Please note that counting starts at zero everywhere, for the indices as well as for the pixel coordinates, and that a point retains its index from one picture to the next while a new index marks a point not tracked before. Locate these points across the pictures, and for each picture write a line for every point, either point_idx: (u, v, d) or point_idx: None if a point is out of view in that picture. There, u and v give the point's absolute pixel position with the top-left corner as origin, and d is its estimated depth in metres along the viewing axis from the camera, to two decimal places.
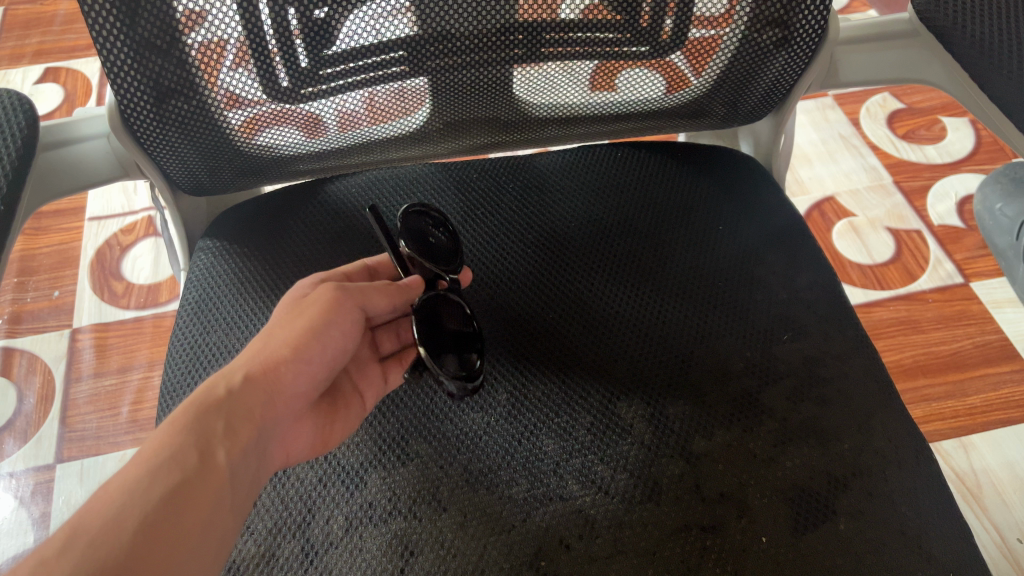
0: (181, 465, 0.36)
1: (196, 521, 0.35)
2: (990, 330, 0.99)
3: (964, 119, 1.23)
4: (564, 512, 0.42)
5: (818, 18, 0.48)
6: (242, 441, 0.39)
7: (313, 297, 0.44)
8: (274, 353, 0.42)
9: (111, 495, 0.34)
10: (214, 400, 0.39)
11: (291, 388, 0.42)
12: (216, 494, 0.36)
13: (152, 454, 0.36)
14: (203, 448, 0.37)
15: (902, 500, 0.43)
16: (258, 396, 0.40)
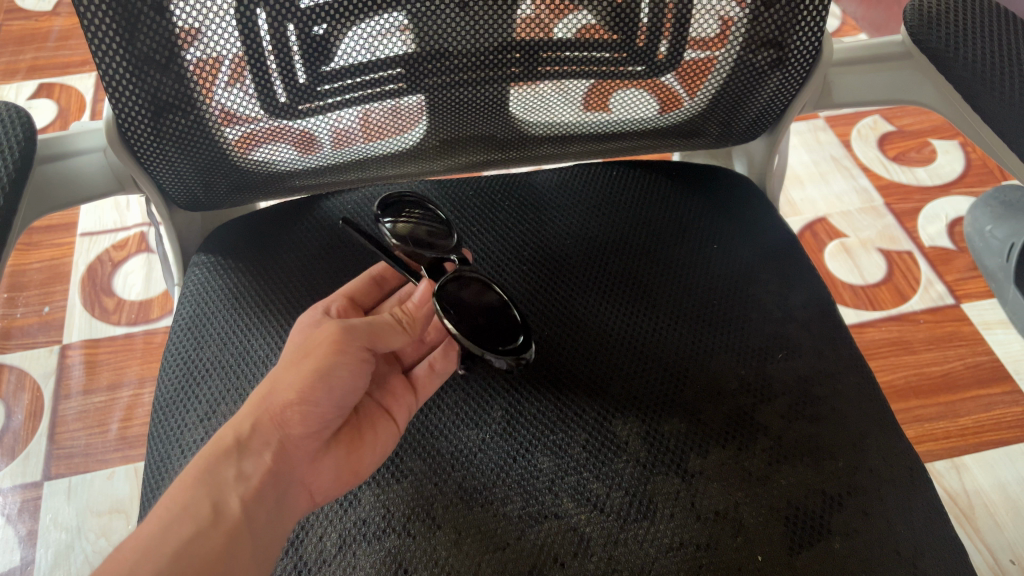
0: (195, 517, 0.39)
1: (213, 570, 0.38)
2: (981, 351, 0.99)
3: (954, 142, 1.24)
4: (559, 530, 0.42)
5: (813, 40, 0.49)
6: (253, 488, 0.41)
7: (317, 338, 0.44)
8: (278, 400, 0.43)
9: (127, 553, 0.37)
10: (224, 449, 0.42)
11: (297, 431, 0.44)
12: (232, 542, 0.39)
13: (167, 511, 0.39)
14: (214, 500, 0.40)
15: (898, 519, 0.43)
16: (266, 443, 0.43)
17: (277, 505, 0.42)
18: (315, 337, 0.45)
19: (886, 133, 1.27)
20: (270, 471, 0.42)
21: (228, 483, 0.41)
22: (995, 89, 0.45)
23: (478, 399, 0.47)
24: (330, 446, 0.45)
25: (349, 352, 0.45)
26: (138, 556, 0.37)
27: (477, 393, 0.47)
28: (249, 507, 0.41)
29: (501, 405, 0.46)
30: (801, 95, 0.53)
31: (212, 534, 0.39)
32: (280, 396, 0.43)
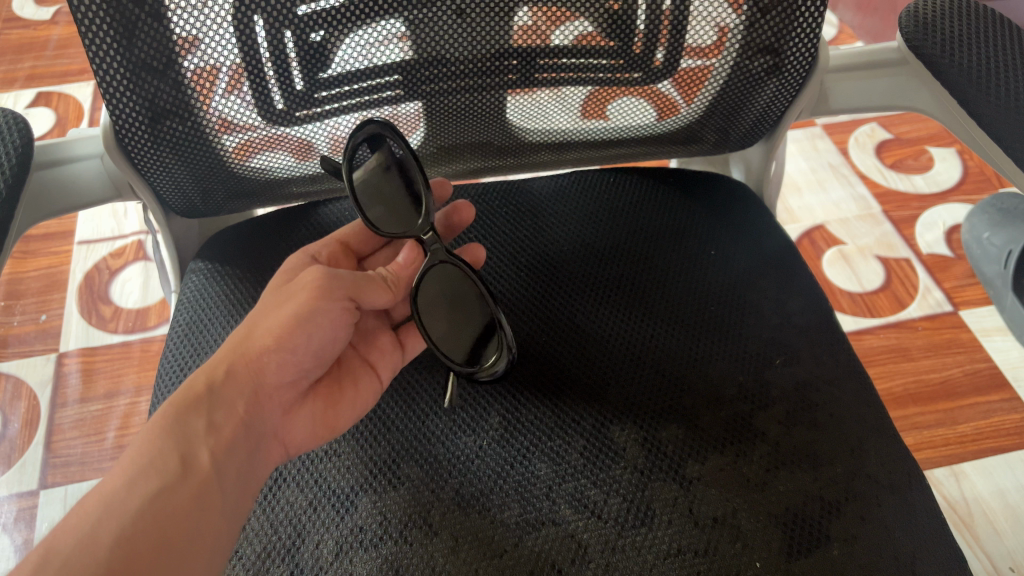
0: (161, 472, 0.39)
1: (179, 527, 0.38)
2: (979, 358, 0.99)
3: (951, 149, 1.25)
4: (556, 537, 0.42)
5: (810, 47, 0.49)
6: (222, 439, 0.42)
7: (297, 285, 0.46)
8: (254, 346, 0.44)
9: (90, 508, 0.36)
10: (195, 396, 0.42)
11: (273, 379, 0.45)
12: (200, 496, 0.39)
13: (134, 464, 0.39)
14: (181, 455, 0.40)
15: (896, 526, 0.43)
16: (239, 391, 0.43)
17: (248, 462, 0.42)
18: (293, 286, 0.46)
19: (883, 141, 1.27)
20: (240, 419, 0.43)
21: (196, 437, 0.41)
22: (990, 95, 0.45)
23: (476, 405, 0.47)
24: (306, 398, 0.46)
25: (329, 302, 0.46)
26: (103, 511, 0.36)
27: (477, 398, 0.47)
28: (218, 459, 0.41)
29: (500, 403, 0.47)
30: (798, 101, 0.53)
31: (179, 485, 0.39)
32: (259, 342, 0.44)
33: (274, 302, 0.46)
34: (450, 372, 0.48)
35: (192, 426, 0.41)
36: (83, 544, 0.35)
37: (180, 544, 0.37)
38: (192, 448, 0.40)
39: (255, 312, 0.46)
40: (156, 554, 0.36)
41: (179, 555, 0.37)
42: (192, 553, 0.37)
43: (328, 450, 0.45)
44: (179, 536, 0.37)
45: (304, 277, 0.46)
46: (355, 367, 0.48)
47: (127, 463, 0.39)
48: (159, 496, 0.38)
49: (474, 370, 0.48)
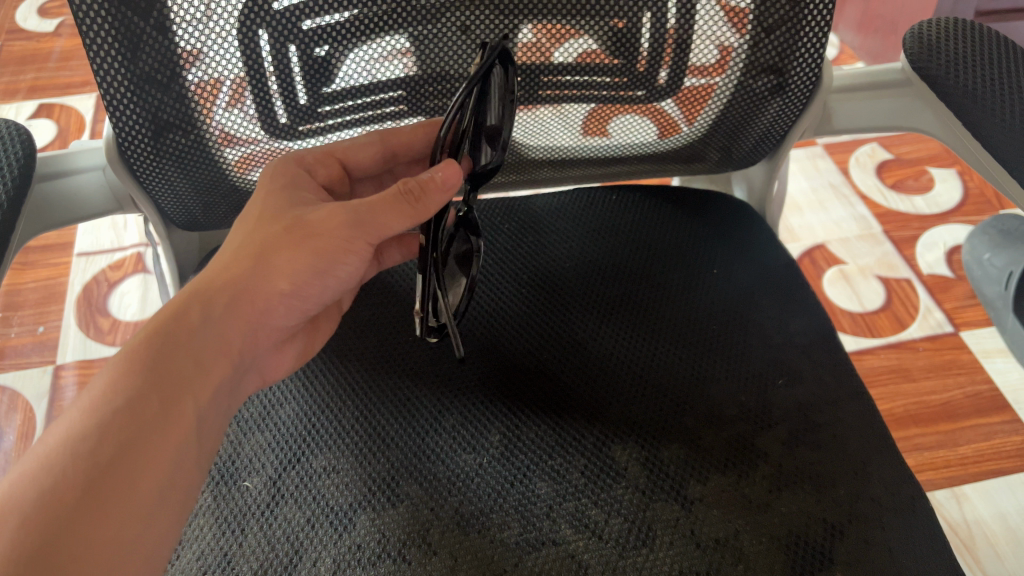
0: (139, 413, 0.36)
1: (152, 476, 0.35)
2: (980, 380, 0.99)
3: (951, 170, 1.25)
4: (557, 557, 0.41)
5: (814, 67, 0.49)
6: (207, 382, 0.40)
7: (317, 222, 0.44)
8: (259, 280, 0.43)
9: (54, 457, 0.34)
10: (184, 330, 0.40)
11: (271, 315, 0.44)
12: (177, 447, 0.37)
13: (106, 405, 0.36)
14: (163, 397, 0.37)
15: (900, 549, 0.42)
16: (236, 326, 0.42)
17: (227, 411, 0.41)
18: (309, 218, 0.44)
19: (884, 161, 1.27)
20: (229, 358, 0.41)
21: (179, 379, 0.38)
22: (994, 117, 0.45)
23: (476, 423, 0.46)
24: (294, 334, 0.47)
25: (346, 257, 0.45)
26: (69, 461, 0.34)
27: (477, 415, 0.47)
28: (200, 406, 0.39)
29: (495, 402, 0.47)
30: (801, 121, 0.53)
31: (157, 431, 0.36)
32: (273, 283, 0.43)
33: (284, 235, 0.43)
34: (451, 389, 0.48)
35: (175, 367, 0.38)
36: (45, 500, 0.32)
37: (154, 500, 0.35)
38: (174, 393, 0.38)
39: (258, 240, 0.44)
40: (127, 510, 0.34)
41: (152, 509, 0.35)
42: (164, 508, 0.36)
43: (327, 467, 0.44)
44: (153, 490, 0.35)
45: (326, 214, 0.44)
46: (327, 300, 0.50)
47: (97, 403, 0.36)
48: (133, 443, 0.35)
49: (476, 387, 0.48)
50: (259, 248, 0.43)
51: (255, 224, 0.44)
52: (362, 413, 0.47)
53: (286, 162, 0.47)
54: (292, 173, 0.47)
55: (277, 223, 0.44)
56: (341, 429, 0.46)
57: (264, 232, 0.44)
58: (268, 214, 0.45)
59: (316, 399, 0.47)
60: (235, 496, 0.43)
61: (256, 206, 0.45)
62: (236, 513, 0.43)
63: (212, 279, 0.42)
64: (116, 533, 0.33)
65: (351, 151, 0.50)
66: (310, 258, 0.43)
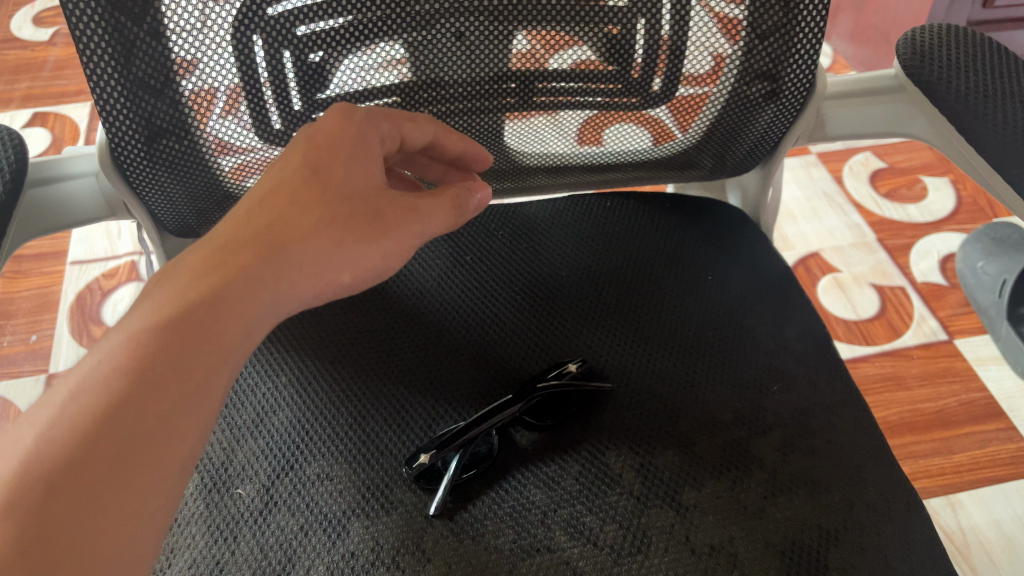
0: (161, 383, 0.32)
1: (174, 457, 0.32)
2: (974, 388, 0.99)
3: (944, 179, 1.26)
4: (551, 563, 0.41)
5: (807, 75, 0.49)
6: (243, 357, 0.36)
7: (389, 227, 0.41)
8: (327, 264, 0.39)
9: (85, 420, 0.30)
10: (224, 290, 0.35)
11: (320, 300, 0.40)
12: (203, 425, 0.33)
13: (142, 368, 0.32)
14: (201, 367, 0.33)
15: (896, 555, 0.42)
16: (288, 299, 0.38)
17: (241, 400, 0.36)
18: (381, 219, 0.41)
19: (878, 170, 1.28)
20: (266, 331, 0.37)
21: (205, 351, 0.34)
22: (986, 123, 0.46)
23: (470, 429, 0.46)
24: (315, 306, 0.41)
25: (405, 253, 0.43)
26: (98, 427, 0.30)
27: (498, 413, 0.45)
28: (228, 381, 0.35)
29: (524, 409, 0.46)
30: (794, 129, 0.53)
31: (189, 404, 0.33)
32: (337, 275, 0.40)
33: (348, 222, 0.40)
34: (444, 396, 0.48)
35: (217, 335, 0.34)
36: (68, 469, 0.29)
37: (158, 492, 0.31)
38: (212, 366, 0.34)
39: (323, 216, 0.40)
40: (145, 491, 0.30)
41: (162, 497, 0.31)
42: (170, 500, 0.31)
43: (320, 474, 0.44)
44: (172, 471, 0.32)
45: (400, 222, 0.42)
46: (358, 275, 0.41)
47: (135, 365, 0.32)
48: (164, 415, 0.32)
49: (470, 395, 0.48)
50: (331, 228, 0.40)
51: (321, 194, 0.40)
52: (356, 420, 0.46)
53: (352, 115, 0.43)
54: (365, 142, 0.43)
55: (345, 203, 0.40)
56: (334, 437, 0.46)
57: (331, 208, 0.40)
58: (332, 184, 0.41)
59: (309, 407, 0.47)
60: (228, 503, 0.43)
61: (329, 171, 0.41)
62: (228, 521, 0.42)
63: (270, 239, 0.38)
64: (125, 518, 0.29)
65: (413, 131, 0.46)
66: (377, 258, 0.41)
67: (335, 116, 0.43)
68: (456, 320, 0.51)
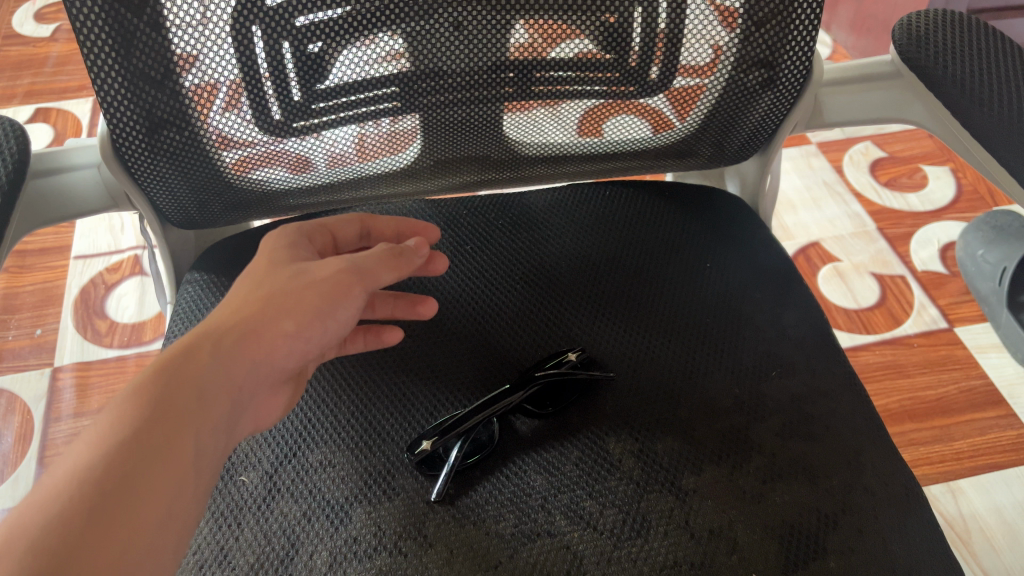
0: (142, 445, 0.32)
1: (154, 512, 0.31)
2: (975, 375, 0.99)
3: (944, 168, 1.26)
4: (552, 548, 0.41)
5: (804, 61, 0.49)
6: (219, 414, 0.35)
7: (315, 274, 0.40)
8: (267, 325, 0.38)
9: (62, 485, 0.30)
10: (197, 364, 0.35)
11: (275, 362, 0.38)
12: (181, 478, 0.32)
13: (109, 436, 0.32)
14: (175, 426, 0.33)
15: (893, 538, 0.43)
16: (251, 363, 0.37)
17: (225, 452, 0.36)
18: (308, 272, 0.40)
19: (878, 159, 1.28)
20: (236, 397, 0.36)
21: (184, 417, 0.34)
22: (982, 107, 0.46)
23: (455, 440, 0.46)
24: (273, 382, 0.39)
25: (350, 293, 0.40)
26: (73, 488, 0.30)
27: (494, 403, 0.46)
28: (202, 439, 0.34)
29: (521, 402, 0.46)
30: (792, 116, 0.53)
31: (164, 460, 0.32)
32: (279, 324, 0.38)
33: (278, 288, 0.39)
34: (446, 385, 0.48)
35: (181, 401, 0.34)
36: (46, 530, 0.28)
37: (144, 543, 0.30)
38: (180, 423, 0.33)
39: (265, 290, 0.39)
40: (124, 543, 0.29)
41: (147, 548, 0.30)
42: (155, 550, 0.31)
43: (322, 461, 0.44)
44: (152, 525, 0.31)
45: (325, 266, 0.40)
46: (309, 327, 0.39)
47: (102, 434, 0.32)
48: (137, 471, 0.31)
49: (471, 383, 0.48)
50: (271, 291, 0.39)
51: (254, 280, 0.40)
52: (358, 407, 0.47)
53: (280, 232, 0.44)
54: (292, 239, 0.44)
55: (273, 277, 0.40)
56: (336, 423, 0.46)
57: (258, 286, 0.40)
58: (263, 272, 0.41)
59: (310, 396, 0.47)
60: (232, 490, 0.44)
61: (259, 267, 0.41)
62: (232, 507, 0.43)
63: (225, 316, 0.38)
64: (106, 571, 0.28)
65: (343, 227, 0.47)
66: (314, 298, 0.39)
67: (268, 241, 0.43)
68: (456, 310, 0.52)
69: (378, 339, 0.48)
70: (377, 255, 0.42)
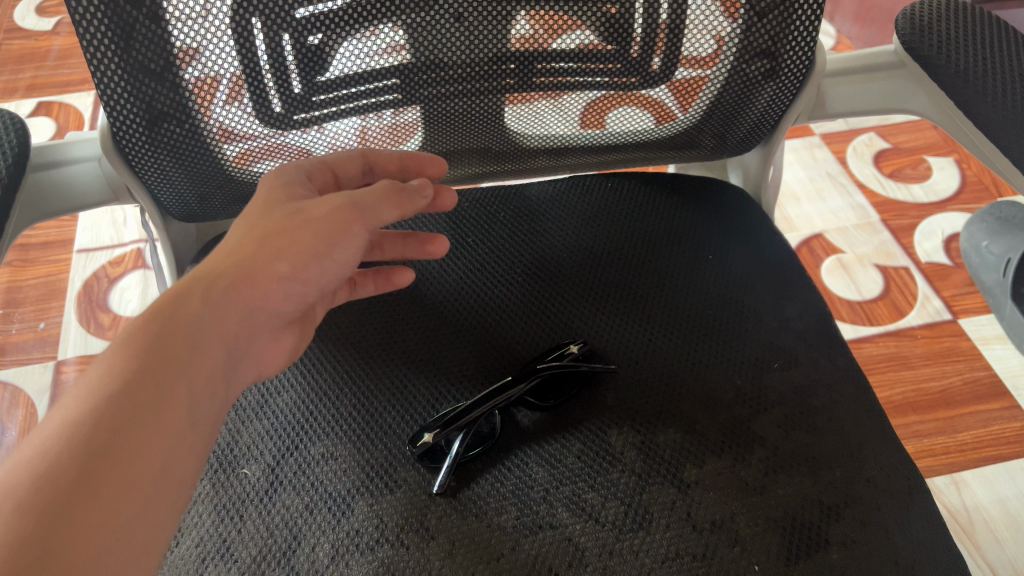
0: (133, 399, 0.31)
1: (149, 467, 0.30)
2: (979, 367, 0.99)
3: (949, 159, 1.25)
4: (553, 540, 0.41)
5: (806, 52, 0.49)
6: (213, 366, 0.35)
7: (312, 212, 0.39)
8: (261, 264, 0.37)
9: (52, 441, 0.29)
10: (188, 311, 0.35)
11: (270, 304, 0.38)
12: (174, 429, 0.32)
13: (99, 390, 0.31)
14: (167, 378, 0.32)
15: (895, 529, 0.43)
16: (246, 310, 0.37)
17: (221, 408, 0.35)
18: (304, 209, 0.39)
19: (881, 150, 1.27)
20: (230, 343, 0.36)
21: (175, 368, 0.33)
22: (986, 97, 0.46)
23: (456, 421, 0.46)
24: (269, 323, 0.39)
25: (347, 231, 0.39)
26: (63, 444, 0.29)
27: (496, 394, 0.46)
28: (197, 390, 0.34)
29: (522, 393, 0.46)
30: (793, 107, 0.53)
31: (157, 414, 0.31)
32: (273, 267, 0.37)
33: (273, 225, 0.38)
34: (448, 377, 0.48)
35: (173, 351, 0.33)
36: (37, 487, 0.28)
37: (135, 500, 0.30)
38: (172, 374, 0.33)
39: (260, 230, 0.38)
40: (114, 497, 0.29)
41: (139, 504, 0.30)
42: (148, 508, 0.30)
43: (324, 454, 0.44)
44: (146, 479, 0.30)
45: (323, 203, 0.39)
46: (306, 268, 0.38)
47: (94, 387, 0.31)
48: (129, 425, 0.31)
49: (472, 376, 0.48)
50: (266, 232, 0.38)
51: (248, 219, 0.39)
52: (360, 399, 0.47)
53: (283, 171, 0.43)
54: (290, 176, 0.42)
55: (268, 215, 0.39)
56: (338, 417, 0.46)
57: (253, 225, 0.38)
58: (261, 209, 0.39)
59: (313, 388, 0.47)
60: (234, 483, 0.44)
61: (254, 206, 0.40)
62: (234, 500, 0.43)
63: (221, 261, 0.37)
64: (97, 529, 0.28)
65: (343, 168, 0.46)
66: (309, 238, 0.38)
67: (268, 177, 0.42)
68: (457, 302, 0.52)
69: (389, 281, 0.49)
70: (377, 193, 0.41)
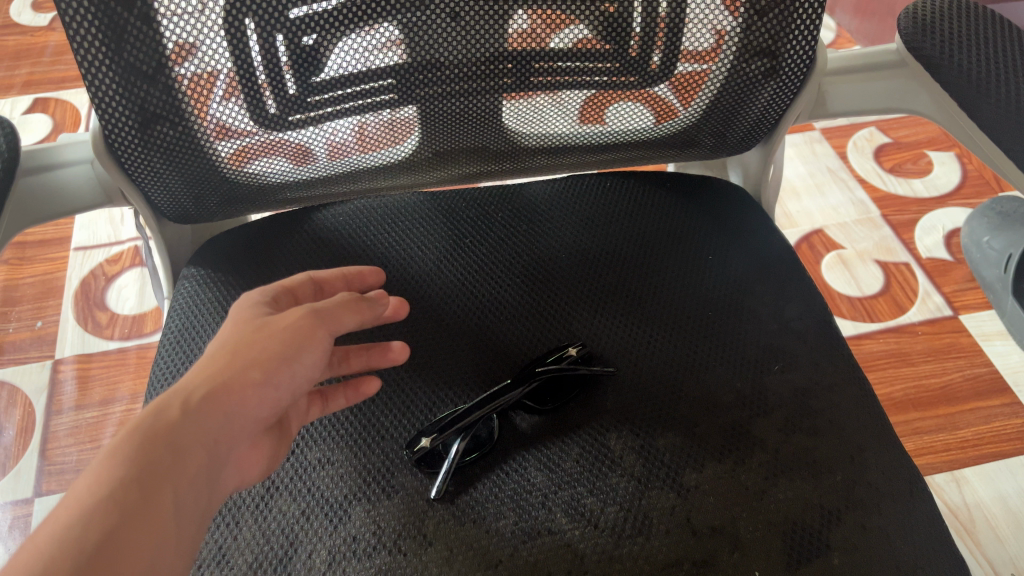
0: (121, 502, 0.31)
1: (137, 569, 0.30)
2: (980, 363, 0.99)
3: (949, 153, 1.25)
4: (552, 546, 0.41)
5: (808, 47, 0.48)
6: (199, 472, 0.34)
7: (278, 323, 0.39)
8: (236, 373, 0.36)
9: (41, 545, 0.29)
10: (169, 422, 0.34)
11: (252, 416, 0.37)
12: (160, 534, 0.31)
13: (87, 494, 0.31)
14: (155, 480, 0.32)
15: (898, 535, 0.42)
16: (230, 419, 0.36)
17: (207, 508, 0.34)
18: (271, 322, 0.39)
19: (882, 145, 1.27)
20: (213, 452, 0.35)
21: (161, 470, 0.32)
22: (989, 96, 0.45)
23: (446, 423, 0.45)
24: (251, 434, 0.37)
25: (314, 337, 0.39)
26: (54, 548, 0.29)
27: (496, 398, 0.45)
28: (182, 495, 0.33)
29: (520, 397, 0.46)
30: (795, 104, 0.53)
31: (145, 518, 0.31)
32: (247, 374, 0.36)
33: (245, 339, 0.38)
34: (446, 381, 0.48)
35: (158, 457, 0.32)
36: None
37: None
38: (158, 477, 0.32)
39: (234, 344, 0.38)
40: None
41: None
42: None
43: (321, 459, 0.44)
44: None
45: (287, 315, 0.39)
46: (275, 375, 0.37)
47: (84, 490, 0.31)
48: (117, 530, 0.30)
49: (470, 379, 0.48)
50: (242, 346, 0.38)
51: (221, 337, 0.39)
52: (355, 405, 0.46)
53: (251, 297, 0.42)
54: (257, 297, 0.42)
55: (240, 330, 0.39)
56: (335, 420, 0.46)
57: (223, 340, 0.38)
58: (233, 328, 0.39)
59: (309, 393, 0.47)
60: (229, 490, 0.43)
61: (227, 328, 0.39)
62: (230, 506, 0.43)
63: (204, 372, 0.36)
64: None
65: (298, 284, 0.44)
66: (278, 347, 0.38)
67: (241, 302, 0.41)
68: (454, 306, 0.51)
69: (357, 394, 0.44)
70: (337, 302, 0.41)
